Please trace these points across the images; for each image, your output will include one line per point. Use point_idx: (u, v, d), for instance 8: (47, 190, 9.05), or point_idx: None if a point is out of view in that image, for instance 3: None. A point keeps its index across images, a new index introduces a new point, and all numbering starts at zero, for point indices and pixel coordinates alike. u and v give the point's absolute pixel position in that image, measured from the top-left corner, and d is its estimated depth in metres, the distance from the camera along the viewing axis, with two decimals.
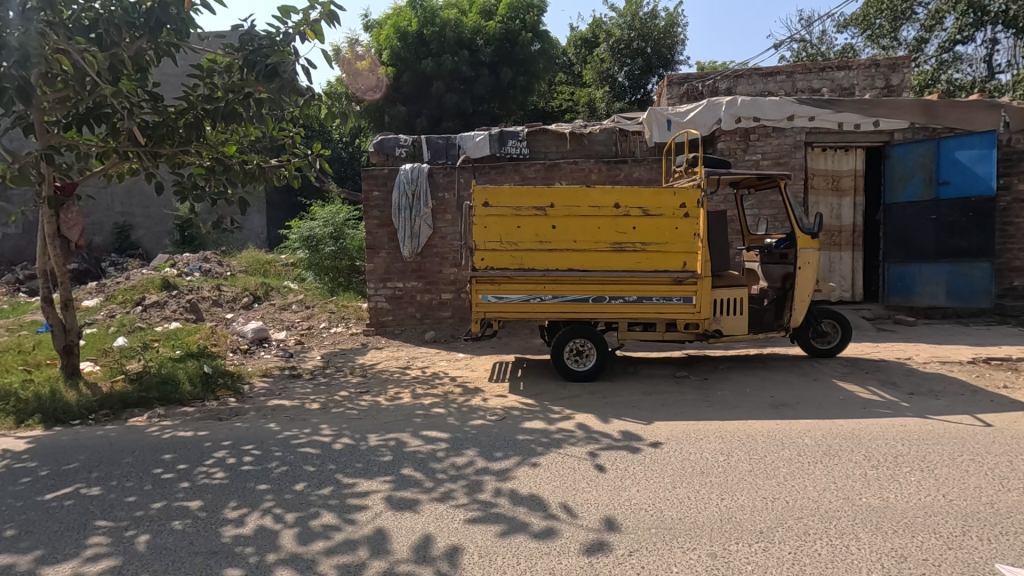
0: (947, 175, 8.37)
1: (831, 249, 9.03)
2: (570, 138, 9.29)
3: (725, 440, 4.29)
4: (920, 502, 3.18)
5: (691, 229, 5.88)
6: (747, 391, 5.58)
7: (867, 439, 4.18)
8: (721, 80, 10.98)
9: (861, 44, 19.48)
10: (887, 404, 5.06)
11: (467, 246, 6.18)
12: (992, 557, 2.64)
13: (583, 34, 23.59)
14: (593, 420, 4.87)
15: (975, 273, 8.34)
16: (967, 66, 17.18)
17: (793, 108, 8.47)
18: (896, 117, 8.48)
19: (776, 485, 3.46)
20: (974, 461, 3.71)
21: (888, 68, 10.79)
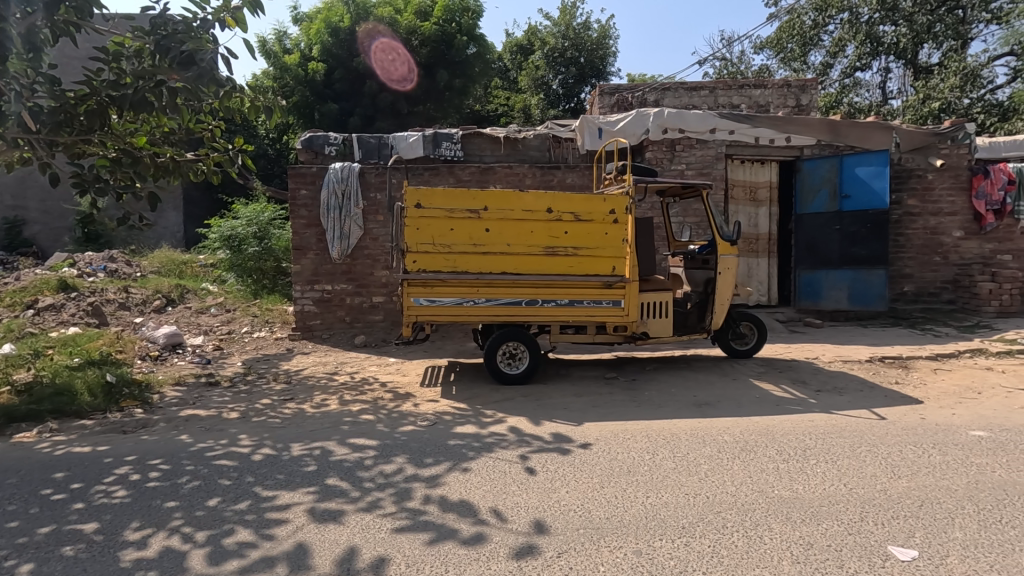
0: (848, 190, 9.14)
1: (749, 255, 9.58)
2: (505, 142, 9.33)
3: (649, 439, 4.43)
4: (825, 492, 3.41)
5: (620, 234, 6.05)
6: (672, 391, 5.79)
7: (779, 434, 4.46)
8: (650, 92, 11.49)
9: (775, 65, 20.95)
10: (797, 401, 5.42)
11: (398, 248, 6.04)
12: (886, 540, 2.86)
13: (518, 40, 23.85)
14: (525, 423, 4.89)
15: (873, 279, 9.08)
16: (865, 91, 18.86)
17: (714, 121, 8.95)
18: (806, 134, 9.15)
19: (697, 482, 3.60)
20: (871, 452, 4.04)
21: (799, 89, 11.62)
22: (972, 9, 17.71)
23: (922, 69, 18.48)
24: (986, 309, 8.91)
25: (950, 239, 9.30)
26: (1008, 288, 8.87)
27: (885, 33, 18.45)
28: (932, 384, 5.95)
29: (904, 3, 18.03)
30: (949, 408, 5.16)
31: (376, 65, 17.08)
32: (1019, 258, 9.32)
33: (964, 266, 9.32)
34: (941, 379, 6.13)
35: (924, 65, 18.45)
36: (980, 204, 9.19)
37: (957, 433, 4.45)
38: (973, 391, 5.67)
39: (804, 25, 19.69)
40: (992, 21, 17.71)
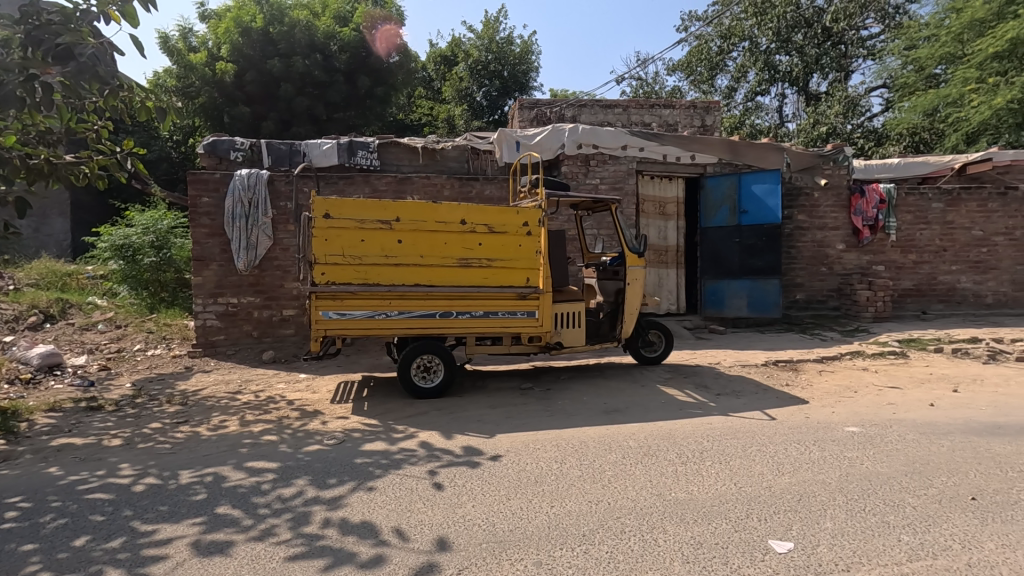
0: (746, 205, 9.83)
1: (659, 266, 10.06)
2: (423, 153, 9.27)
3: (559, 448, 4.51)
4: (717, 492, 3.60)
5: (533, 246, 6.15)
6: (584, 400, 5.93)
7: (681, 437, 4.68)
8: (567, 108, 11.86)
9: (686, 87, 22.27)
10: (698, 405, 5.72)
11: (306, 259, 5.81)
12: (768, 535, 3.06)
13: (442, 51, 23.87)
14: (437, 438, 4.82)
15: (768, 288, 9.75)
16: (765, 114, 20.47)
17: (626, 138, 9.37)
18: (708, 152, 9.79)
19: (601, 489, 3.70)
20: (761, 451, 4.33)
21: (704, 110, 12.40)
22: (852, 44, 19.82)
23: (812, 96, 20.37)
24: (864, 314, 9.86)
25: (834, 251, 10.24)
26: (882, 295, 9.87)
27: (781, 62, 20.15)
28: (816, 385, 6.48)
29: (797, 36, 19.82)
30: (829, 407, 5.64)
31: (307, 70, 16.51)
32: (891, 268, 10.41)
33: (846, 276, 10.28)
34: (824, 379, 6.70)
35: (814, 93, 20.33)
36: (857, 219, 10.17)
37: (833, 429, 4.87)
38: (850, 390, 6.23)
39: (711, 51, 21.12)
40: (868, 57, 19.90)
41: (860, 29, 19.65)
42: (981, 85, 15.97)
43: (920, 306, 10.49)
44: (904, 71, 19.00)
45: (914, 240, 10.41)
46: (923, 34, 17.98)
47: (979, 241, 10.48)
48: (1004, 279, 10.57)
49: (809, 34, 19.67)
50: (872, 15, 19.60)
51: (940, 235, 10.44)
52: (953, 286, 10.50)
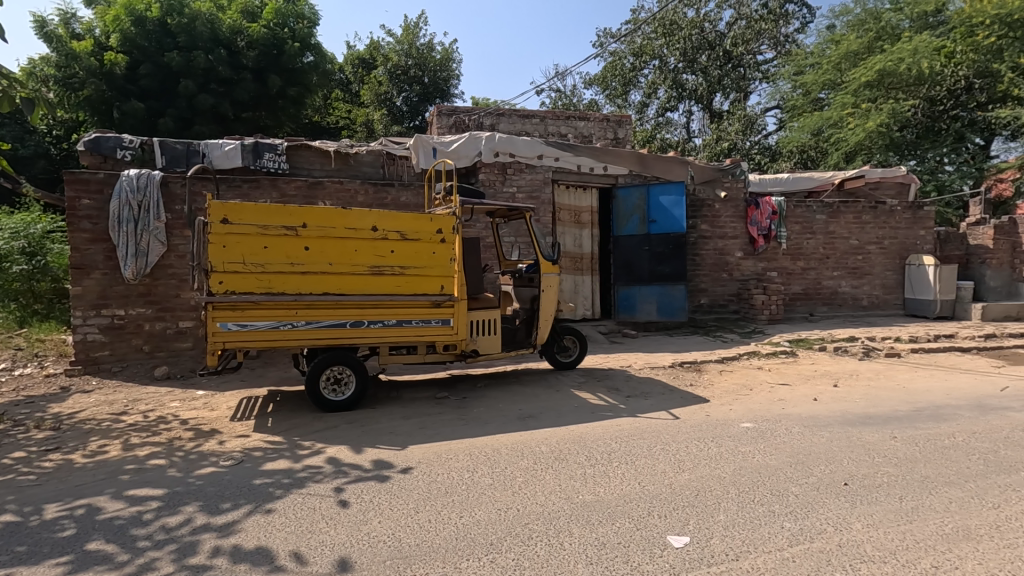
0: (655, 215, 10.33)
1: (575, 273, 10.32)
2: (335, 157, 8.98)
3: (471, 456, 4.48)
4: (621, 492, 3.72)
5: (447, 254, 6.12)
6: (500, 407, 5.94)
7: (591, 440, 4.81)
8: (486, 116, 11.98)
9: (602, 100, 23.17)
10: (609, 407, 5.91)
11: (201, 268, 5.41)
12: (666, 531, 3.19)
13: (360, 54, 23.34)
14: (346, 452, 4.63)
15: (675, 293, 10.32)
16: (674, 129, 21.72)
17: (542, 148, 9.58)
18: (618, 164, 10.25)
19: (511, 495, 3.71)
20: (664, 450, 4.53)
21: (617, 123, 12.88)
22: (749, 68, 21.48)
23: (715, 114, 21.84)
24: (760, 317, 10.63)
25: (733, 258, 10.99)
26: (775, 299, 10.69)
27: (687, 81, 21.43)
28: (717, 384, 6.88)
29: (701, 57, 21.15)
30: (728, 405, 6.00)
31: (211, 68, 15.55)
32: (782, 274, 11.32)
33: (744, 282, 11.05)
34: (725, 379, 7.14)
35: (717, 110, 21.80)
36: (753, 229, 10.99)
37: (730, 426, 5.18)
38: (746, 388, 6.68)
39: (625, 67, 22.11)
40: (764, 80, 21.65)
41: (756, 54, 21.33)
42: (856, 110, 17.98)
43: (807, 308, 11.48)
44: (794, 94, 20.87)
45: (802, 249, 11.39)
46: (809, 61, 19.93)
47: (856, 249, 11.64)
48: (876, 283, 11.80)
49: (712, 56, 21.09)
50: (766, 42, 21.39)
51: (823, 244, 11.50)
52: (835, 290, 11.58)
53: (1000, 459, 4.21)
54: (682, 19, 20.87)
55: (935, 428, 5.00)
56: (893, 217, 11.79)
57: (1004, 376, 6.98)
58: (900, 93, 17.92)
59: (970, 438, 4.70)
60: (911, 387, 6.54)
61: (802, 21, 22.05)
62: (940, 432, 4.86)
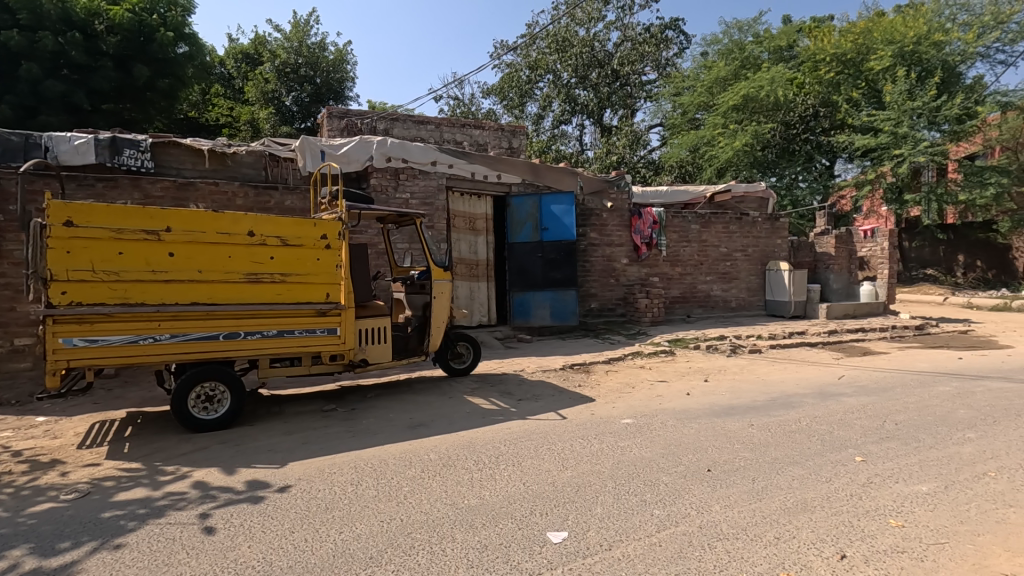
0: (547, 224, 10.67)
1: (471, 280, 10.37)
2: (210, 157, 8.32)
3: (356, 469, 4.33)
4: (506, 494, 3.78)
5: (332, 260, 5.89)
6: (389, 417, 5.80)
7: (480, 445, 4.85)
8: (379, 120, 11.73)
9: (500, 110, 23.70)
10: (500, 411, 6.00)
11: (38, 276, 4.75)
12: (547, 528, 3.29)
13: (244, 48, 21.95)
14: (215, 475, 4.28)
15: (566, 298, 10.74)
16: (568, 141, 22.72)
17: (434, 154, 9.58)
18: (511, 173, 10.51)
19: (395, 505, 3.64)
20: (550, 449, 4.68)
21: (511, 133, 13.16)
22: (635, 87, 22.91)
23: (605, 128, 23.09)
24: (643, 319, 11.34)
25: (619, 264, 11.63)
26: (657, 303, 11.47)
27: (579, 95, 22.44)
28: (603, 384, 7.23)
29: (592, 74, 22.24)
30: (611, 403, 6.31)
31: (61, 49, 13.66)
32: (663, 279, 12.18)
33: (629, 286, 11.74)
34: (610, 378, 7.53)
35: (607, 125, 23.06)
36: (637, 237, 11.72)
37: (612, 423, 5.46)
38: (629, 386, 7.09)
39: (521, 79, 22.76)
40: (648, 99, 23.20)
41: (641, 74, 22.81)
42: (725, 130, 19.94)
43: (685, 310, 12.45)
44: (673, 113, 22.69)
45: (679, 255, 12.33)
46: (686, 84, 21.68)
47: (725, 256, 12.81)
48: (742, 287, 13.07)
49: (602, 74, 22.21)
50: (649, 63, 22.91)
51: (697, 252, 12.53)
52: (708, 293, 12.66)
53: (834, 438, 4.83)
54: (574, 36, 21.89)
55: (785, 414, 5.63)
56: (755, 227, 13.14)
57: (841, 366, 8.01)
58: (761, 116, 20.08)
59: (812, 422, 5.34)
60: (768, 379, 7.30)
61: (680, 46, 24.00)
62: (789, 418, 5.47)
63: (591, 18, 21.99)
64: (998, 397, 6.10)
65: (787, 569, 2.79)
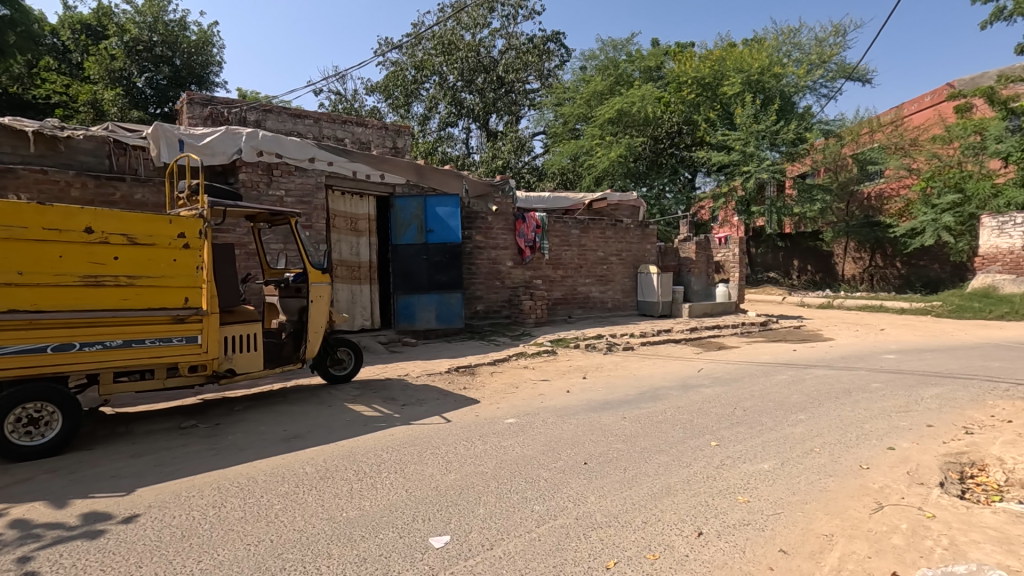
0: (432, 226, 10.57)
1: (352, 282, 9.95)
2: (37, 140, 7.19)
3: (220, 490, 3.96)
4: (387, 502, 3.68)
5: (191, 261, 5.34)
6: (260, 430, 5.38)
7: (360, 454, 4.66)
8: (249, 111, 10.85)
9: (384, 108, 23.14)
10: (383, 418, 5.82)
11: None
12: (429, 533, 3.25)
13: (83, 18, 19.14)
14: (40, 510, 3.67)
15: (452, 301, 10.68)
16: (455, 144, 22.83)
17: (313, 150, 9.08)
18: (396, 173, 10.29)
19: (264, 526, 3.38)
20: (434, 454, 4.63)
21: (395, 132, 12.83)
22: (519, 95, 23.52)
23: (491, 133, 23.48)
24: (527, 320, 11.68)
25: (504, 267, 11.86)
26: (540, 304, 11.85)
27: (465, 99, 22.55)
28: (488, 385, 7.31)
29: (477, 79, 22.46)
30: (495, 403, 6.40)
31: None
32: (545, 282, 12.62)
33: (514, 289, 12.01)
34: (495, 379, 7.64)
35: (492, 130, 23.46)
36: (521, 241, 12.03)
37: (495, 423, 5.53)
38: (513, 386, 7.24)
39: (406, 79, 22.40)
40: (531, 107, 23.96)
41: (524, 83, 23.46)
42: (602, 142, 21.33)
43: (566, 312, 13.00)
44: (555, 122, 23.91)
45: (560, 259, 12.85)
46: (567, 95, 22.73)
47: (602, 260, 13.58)
48: (617, 288, 13.95)
49: (487, 79, 22.52)
50: (532, 73, 23.60)
51: (577, 255, 13.15)
52: (587, 295, 13.35)
53: (694, 426, 5.32)
54: (460, 40, 21.94)
55: (653, 406, 6.09)
56: (628, 233, 14.09)
57: (700, 360, 8.85)
58: (633, 130, 21.64)
59: (675, 412, 5.84)
60: (639, 374, 7.85)
61: (561, 59, 25.09)
62: (656, 409, 5.93)
63: (476, 24, 22.24)
64: (822, 383, 7.12)
65: (652, 551, 3.01)
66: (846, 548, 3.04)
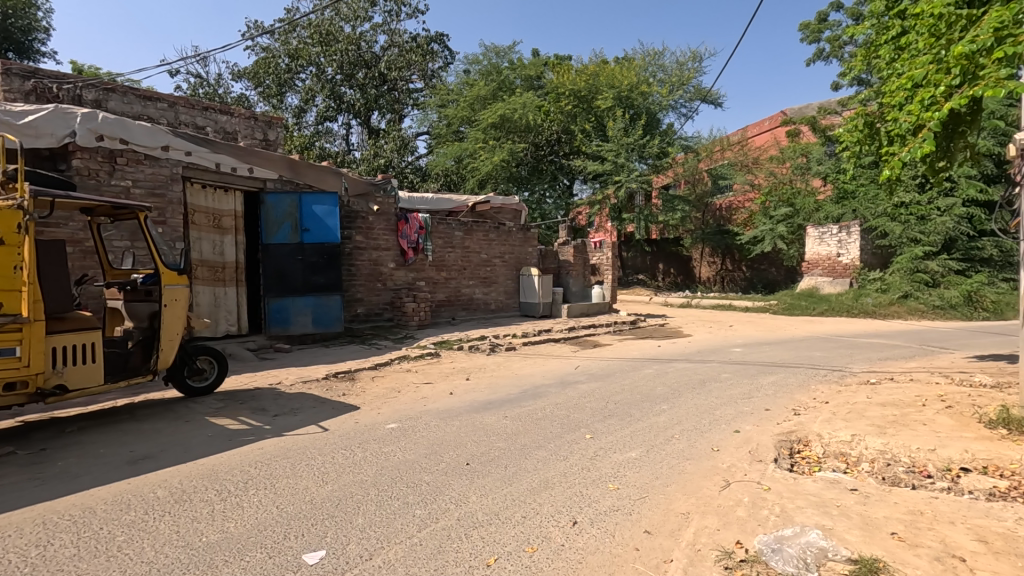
0: (307, 224, 9.99)
1: (215, 284, 9.10)
2: None
3: (46, 526, 3.41)
4: (255, 521, 3.42)
5: (9, 260, 4.56)
6: (100, 453, 4.73)
7: (224, 471, 4.28)
8: (85, 89, 9.50)
9: (253, 97, 21.50)
10: (251, 431, 5.39)
11: None
12: (303, 550, 3.08)
13: None
14: None
15: (330, 304, 10.18)
16: (333, 139, 21.88)
17: (167, 138, 8.19)
18: (266, 167, 9.58)
19: (105, 561, 2.98)
20: (309, 465, 4.39)
21: (266, 124, 11.86)
22: (402, 93, 23.03)
23: (373, 130, 22.81)
24: (410, 323, 11.48)
25: (386, 269, 11.56)
26: (423, 306, 11.72)
27: (345, 93, 21.68)
28: (368, 391, 7.08)
29: (358, 73, 21.66)
30: (376, 409, 6.22)
31: None
32: (429, 283, 12.51)
33: (396, 291, 11.74)
34: (376, 384, 7.41)
35: (374, 127, 22.80)
36: (404, 242, 11.80)
37: (376, 430, 5.38)
38: (394, 391, 7.08)
39: (278, 67, 21.01)
40: (415, 107, 23.62)
41: (408, 82, 23.03)
42: (485, 145, 21.76)
43: (450, 313, 13.00)
44: (439, 123, 23.89)
45: (444, 260, 12.81)
46: (451, 97, 22.79)
47: (485, 262, 13.76)
48: (500, 290, 14.21)
49: (368, 75, 21.80)
50: (416, 72, 23.22)
51: (460, 257, 13.19)
52: (471, 296, 13.45)
53: (571, 421, 5.59)
54: (339, 32, 21.03)
55: (533, 404, 6.29)
56: (511, 236, 14.41)
57: (577, 358, 9.32)
58: (515, 136, 22.22)
59: (554, 408, 6.09)
60: (521, 373, 8.09)
61: (445, 61, 25.06)
62: (536, 407, 6.15)
63: (357, 16, 21.43)
64: (683, 376, 7.84)
65: (531, 543, 3.12)
66: (700, 523, 3.37)
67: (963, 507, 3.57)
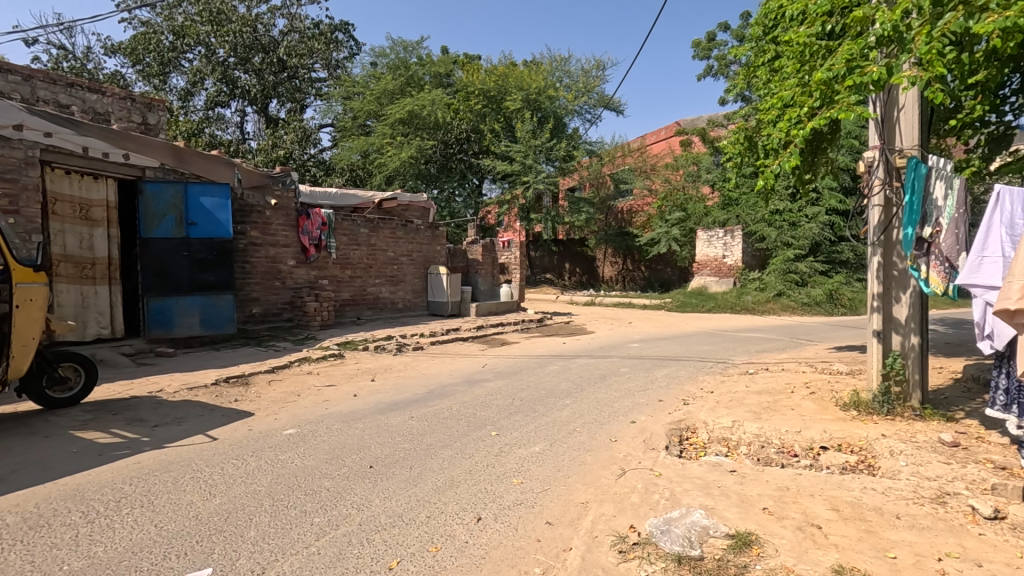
0: (193, 217, 9.22)
1: (82, 282, 8.13)
2: None
3: None
4: (129, 543, 3.11)
5: None
6: None
7: (91, 490, 3.84)
8: None
9: (131, 75, 19.45)
10: (125, 444, 4.88)
11: None
12: (186, 569, 2.85)
13: None
14: None
15: (221, 304, 9.47)
16: (226, 127, 20.37)
17: (21, 116, 7.21)
18: (145, 154, 8.72)
19: None
20: (194, 479, 4.06)
21: (145, 106, 10.78)
22: (304, 82, 21.92)
23: (271, 119, 21.53)
24: (312, 323, 10.96)
25: (285, 266, 10.94)
26: (326, 306, 11.25)
27: (239, 78, 20.22)
28: (264, 396, 6.67)
29: (254, 58, 20.27)
30: (273, 414, 5.88)
31: None
32: (332, 282, 12.01)
33: (296, 290, 11.15)
34: (273, 388, 7.00)
35: (272, 116, 21.52)
36: (304, 239, 11.23)
37: (272, 436, 5.09)
38: (293, 394, 6.73)
39: (161, 44, 19.19)
40: (317, 97, 22.58)
41: (310, 70, 21.95)
42: (393, 141, 21.34)
43: (355, 313, 12.56)
44: (344, 116, 23.08)
45: (348, 258, 12.35)
46: (356, 90, 22.06)
47: (392, 261, 13.44)
48: (408, 289, 13.96)
49: (265, 60, 20.45)
50: (319, 61, 22.21)
51: (366, 255, 12.79)
52: (377, 295, 13.08)
53: (477, 419, 5.63)
54: (231, 12, 19.53)
55: (440, 403, 6.26)
56: (418, 234, 14.19)
57: (485, 356, 9.38)
58: (424, 133, 21.94)
59: (460, 407, 6.10)
60: (428, 373, 8.02)
61: (350, 51, 24.17)
62: (443, 406, 6.12)
63: None
64: (586, 371, 8.15)
65: (434, 543, 3.11)
66: (598, 511, 3.54)
67: (822, 481, 4.04)
